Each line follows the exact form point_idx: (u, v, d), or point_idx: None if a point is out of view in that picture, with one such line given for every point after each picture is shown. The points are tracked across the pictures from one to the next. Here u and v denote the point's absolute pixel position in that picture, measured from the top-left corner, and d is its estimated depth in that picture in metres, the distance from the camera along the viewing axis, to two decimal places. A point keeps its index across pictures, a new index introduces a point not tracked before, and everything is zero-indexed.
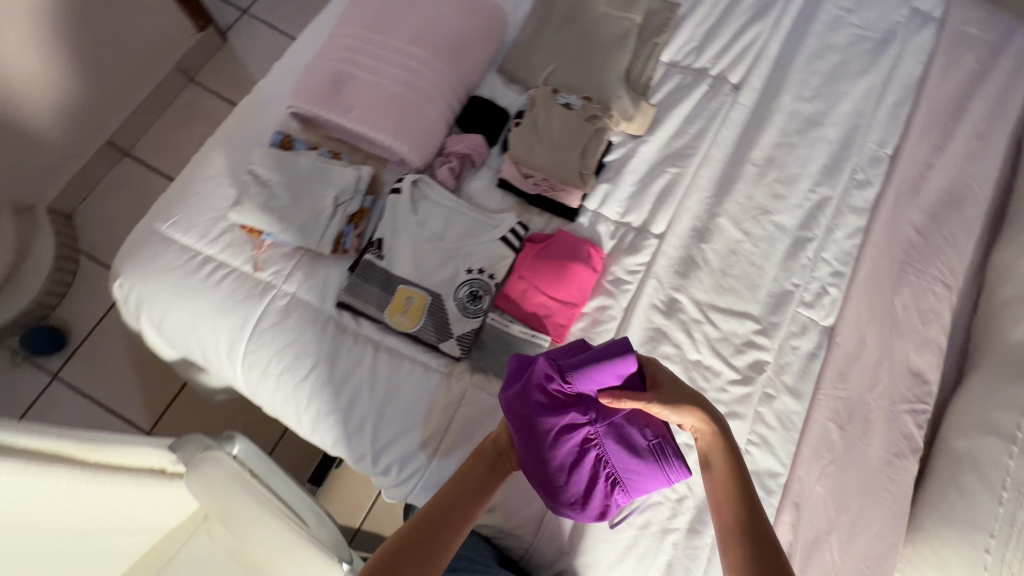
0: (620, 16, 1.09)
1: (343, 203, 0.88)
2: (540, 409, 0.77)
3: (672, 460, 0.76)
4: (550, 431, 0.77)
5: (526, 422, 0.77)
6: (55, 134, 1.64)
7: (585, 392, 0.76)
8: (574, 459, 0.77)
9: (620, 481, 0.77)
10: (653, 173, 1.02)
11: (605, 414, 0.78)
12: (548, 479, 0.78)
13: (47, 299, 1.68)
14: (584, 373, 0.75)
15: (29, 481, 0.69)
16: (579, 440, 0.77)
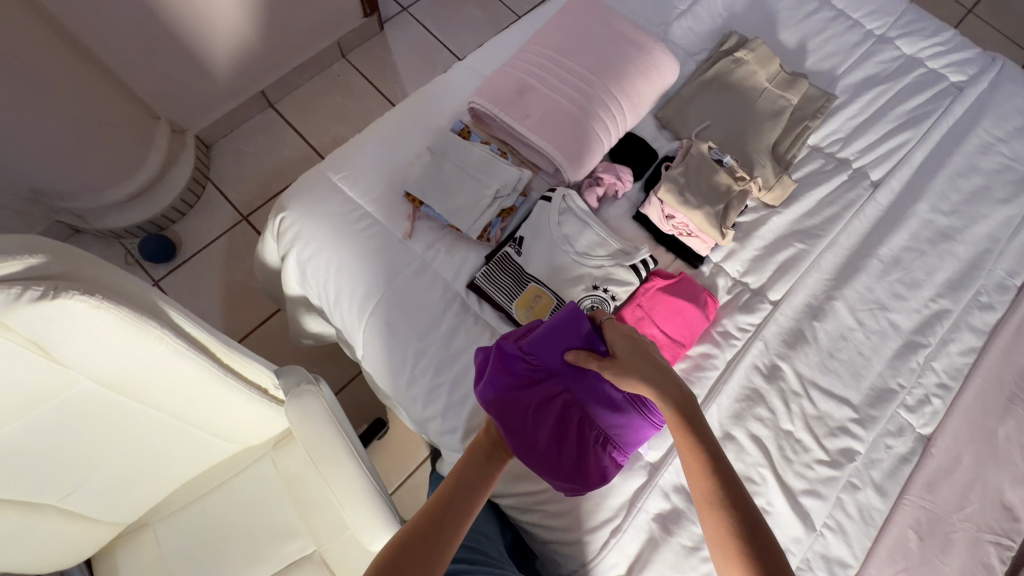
0: (778, 94, 1.16)
1: (501, 197, 0.95)
2: (514, 388, 0.83)
3: (649, 409, 0.83)
4: (534, 404, 0.83)
5: (513, 402, 0.82)
6: (224, 74, 1.81)
7: (553, 364, 0.85)
8: (559, 429, 0.84)
9: (609, 439, 0.85)
10: (779, 243, 1.06)
11: (571, 373, 0.85)
12: (545, 450, 0.83)
13: (171, 213, 1.83)
14: (547, 346, 0.84)
15: (186, 364, 0.78)
16: (558, 409, 0.84)
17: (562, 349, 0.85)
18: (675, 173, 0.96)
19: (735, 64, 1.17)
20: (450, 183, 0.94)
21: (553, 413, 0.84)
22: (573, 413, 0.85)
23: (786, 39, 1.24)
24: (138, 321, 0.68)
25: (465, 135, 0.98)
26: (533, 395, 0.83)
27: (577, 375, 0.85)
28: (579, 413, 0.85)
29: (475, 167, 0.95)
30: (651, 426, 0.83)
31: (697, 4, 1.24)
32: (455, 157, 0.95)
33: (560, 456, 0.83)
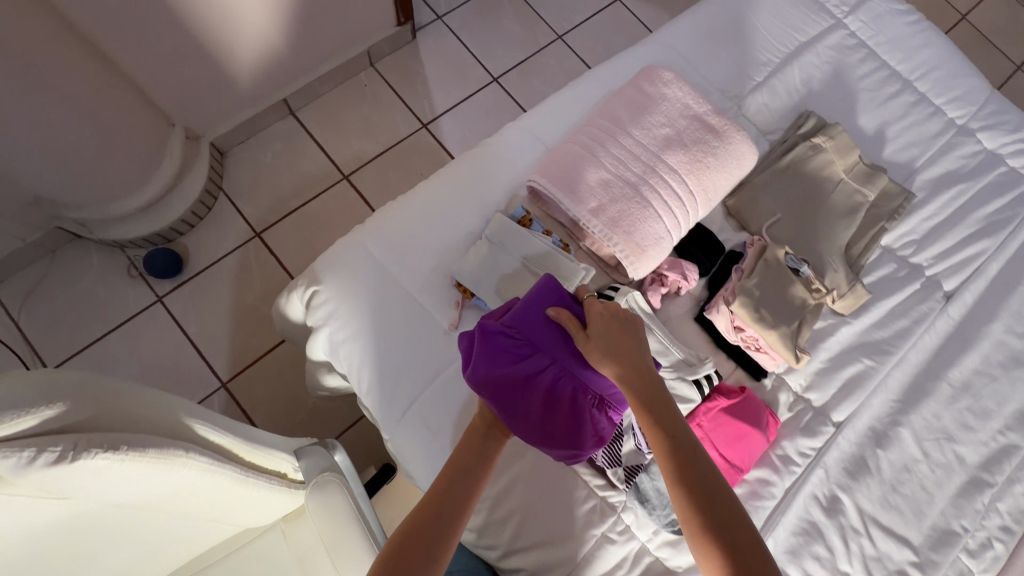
0: (855, 188, 1.08)
1: None
2: (496, 366, 0.77)
3: None
4: (518, 380, 0.76)
5: (496, 378, 0.76)
6: (245, 82, 1.65)
7: (534, 335, 0.77)
8: (552, 400, 0.77)
9: (608, 401, 0.77)
10: (846, 358, 0.99)
11: (557, 342, 0.77)
12: (536, 425, 0.76)
13: (180, 226, 1.69)
14: (525, 319, 0.77)
15: (210, 477, 0.70)
16: (545, 379, 0.77)
17: (542, 318, 0.77)
18: (751, 285, 0.89)
19: (812, 151, 1.08)
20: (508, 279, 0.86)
21: (540, 384, 0.76)
22: (562, 383, 0.77)
23: (865, 124, 1.15)
24: (165, 455, 0.60)
25: (526, 223, 0.90)
26: (516, 372, 0.76)
27: (564, 344, 0.77)
28: (571, 381, 0.77)
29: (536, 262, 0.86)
30: None
31: (774, 76, 1.15)
32: (515, 249, 0.86)
33: (553, 426, 0.77)
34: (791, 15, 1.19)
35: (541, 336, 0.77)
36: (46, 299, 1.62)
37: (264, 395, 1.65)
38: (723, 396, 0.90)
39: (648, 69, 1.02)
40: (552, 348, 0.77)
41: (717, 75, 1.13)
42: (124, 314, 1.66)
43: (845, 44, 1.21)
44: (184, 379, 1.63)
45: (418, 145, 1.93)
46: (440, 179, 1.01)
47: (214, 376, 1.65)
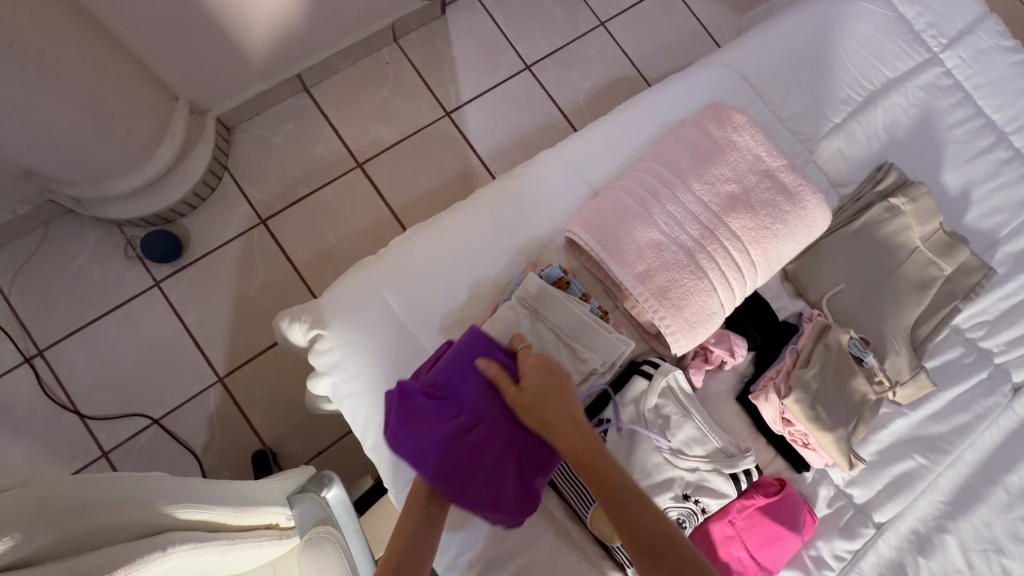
0: (931, 260, 0.95)
1: (594, 374, 0.78)
2: (425, 430, 0.68)
3: None
4: (444, 443, 0.69)
5: (419, 443, 0.68)
6: (259, 55, 1.46)
7: (460, 394, 0.70)
8: (481, 464, 0.69)
9: (535, 458, 0.73)
10: (897, 452, 0.90)
11: (486, 397, 0.71)
12: (465, 488, 0.69)
13: (179, 207, 1.50)
14: (451, 377, 0.70)
15: (195, 557, 0.62)
16: (474, 441, 0.70)
17: (472, 367, 0.71)
18: (808, 377, 0.80)
19: (888, 213, 0.95)
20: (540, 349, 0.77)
21: (468, 447, 0.69)
22: (492, 443, 0.70)
23: (949, 183, 1.03)
24: (141, 564, 0.52)
25: (562, 285, 0.81)
26: (442, 432, 0.69)
27: (493, 403, 0.71)
28: (502, 439, 0.71)
29: (571, 332, 0.78)
30: None
31: (855, 119, 1.01)
32: (549, 317, 0.77)
33: (484, 492, 0.70)
34: (881, 47, 1.04)
35: (468, 391, 0.70)
36: (43, 277, 1.46)
37: (263, 392, 1.51)
38: (760, 492, 0.82)
39: (717, 105, 0.89)
40: (479, 404, 0.71)
41: (791, 113, 0.99)
42: (111, 300, 1.48)
43: (937, 84, 1.06)
44: (181, 371, 1.48)
45: (439, 136, 1.77)
46: (467, 215, 0.89)
47: (212, 369, 1.50)
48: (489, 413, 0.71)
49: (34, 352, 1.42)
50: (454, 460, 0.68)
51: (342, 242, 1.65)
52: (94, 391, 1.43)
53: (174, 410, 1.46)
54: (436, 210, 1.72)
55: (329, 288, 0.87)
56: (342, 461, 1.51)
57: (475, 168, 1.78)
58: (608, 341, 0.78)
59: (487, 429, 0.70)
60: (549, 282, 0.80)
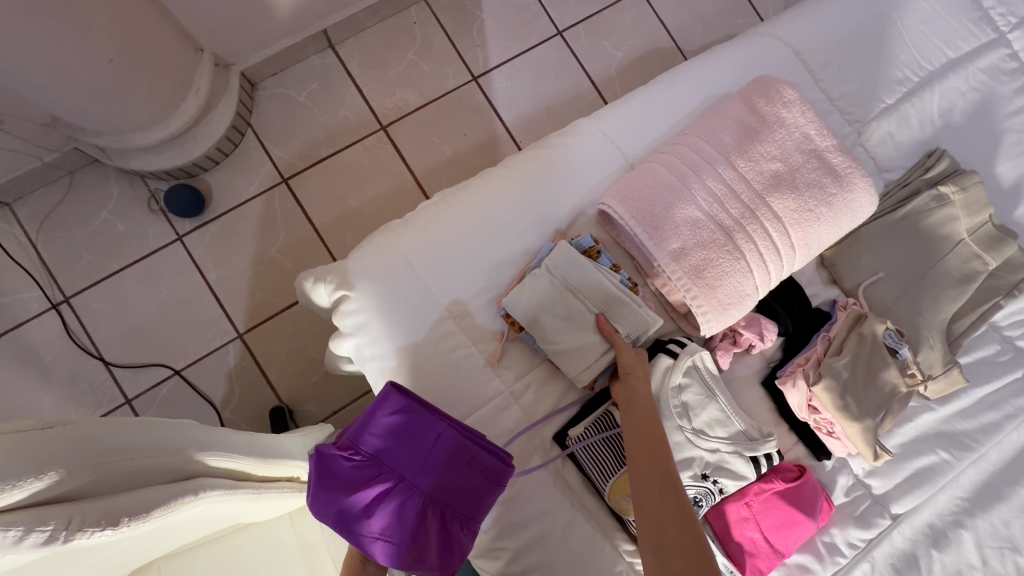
0: (976, 253, 0.92)
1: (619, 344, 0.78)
2: (344, 491, 0.68)
3: (490, 467, 0.70)
4: (367, 502, 0.68)
5: (340, 503, 0.68)
6: (286, 8, 1.43)
7: (379, 454, 0.69)
8: (403, 522, 0.68)
9: (459, 511, 0.70)
10: (920, 446, 0.89)
11: (409, 457, 0.69)
12: (390, 546, 0.68)
13: (202, 162, 1.49)
14: (370, 439, 0.69)
15: (222, 504, 0.64)
16: (393, 501, 0.68)
17: (394, 428, 0.69)
18: (840, 366, 0.79)
19: (936, 202, 0.92)
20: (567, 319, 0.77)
21: (389, 509, 0.68)
22: (413, 502, 0.69)
23: (1002, 174, 0.99)
24: (174, 508, 0.54)
25: (593, 255, 0.81)
26: (362, 494, 0.68)
27: (412, 460, 0.69)
28: (422, 497, 0.69)
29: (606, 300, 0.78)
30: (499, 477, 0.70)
31: (910, 101, 0.95)
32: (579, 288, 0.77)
33: (411, 548, 0.68)
34: (944, 26, 0.98)
35: (391, 451, 0.69)
36: (67, 226, 1.47)
37: (282, 349, 1.53)
38: (780, 477, 0.82)
39: (767, 79, 0.84)
40: (402, 463, 0.69)
41: (843, 92, 0.94)
42: (136, 251, 1.50)
43: (1000, 67, 1.00)
44: (203, 325, 1.50)
45: (464, 102, 1.73)
46: (498, 183, 0.87)
47: (232, 325, 1.52)
48: (411, 472, 0.69)
49: (61, 299, 1.45)
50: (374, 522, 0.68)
51: (364, 205, 1.63)
52: (119, 340, 1.46)
53: (195, 361, 1.49)
54: (459, 177, 1.70)
55: (357, 250, 0.86)
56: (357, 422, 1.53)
57: (500, 137, 1.74)
58: (641, 315, 0.78)
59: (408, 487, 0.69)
60: (579, 251, 0.79)
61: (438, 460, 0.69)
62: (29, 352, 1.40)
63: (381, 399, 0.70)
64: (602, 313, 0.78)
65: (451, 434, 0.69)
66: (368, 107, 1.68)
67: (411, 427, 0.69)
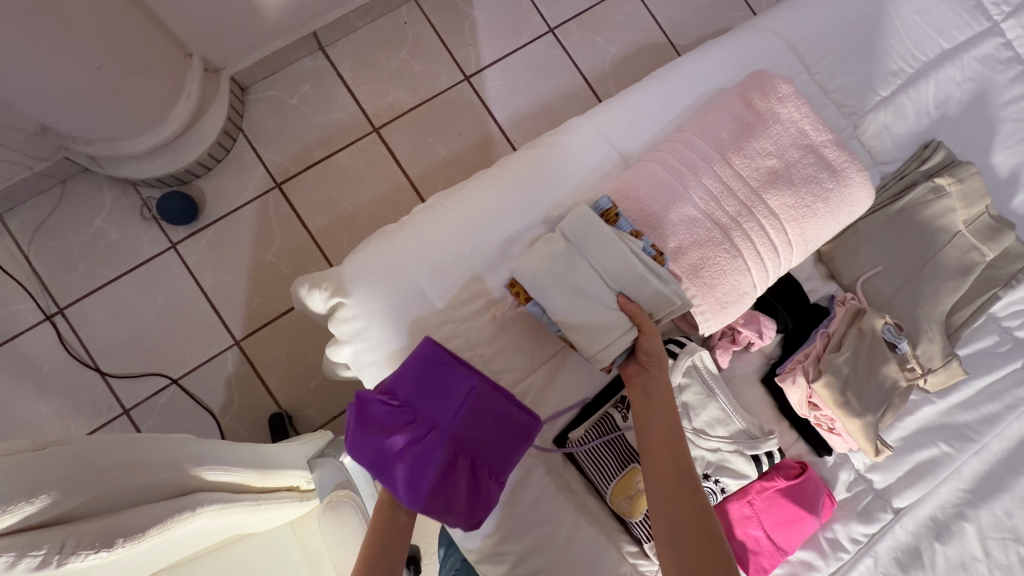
0: (973, 244, 0.92)
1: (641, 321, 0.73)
2: (379, 435, 0.68)
3: (518, 419, 0.70)
4: (397, 448, 0.68)
5: (375, 446, 0.68)
6: (275, 11, 1.41)
7: (412, 402, 0.70)
8: (433, 470, 0.67)
9: (488, 463, 0.69)
10: (921, 439, 0.89)
11: (442, 405, 0.69)
12: (416, 493, 0.67)
13: (195, 168, 1.48)
14: (405, 387, 0.70)
15: (221, 517, 0.63)
16: (425, 449, 0.68)
17: (428, 377, 0.70)
18: (840, 362, 0.78)
19: (932, 194, 0.91)
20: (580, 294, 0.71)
21: (421, 454, 0.68)
22: (443, 452, 0.68)
23: (998, 164, 0.98)
24: (170, 525, 0.53)
25: (611, 218, 0.76)
26: (396, 438, 0.68)
27: (444, 407, 0.69)
28: (453, 446, 0.68)
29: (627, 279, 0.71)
30: (528, 430, 0.70)
31: (905, 92, 0.95)
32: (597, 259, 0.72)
33: (440, 496, 0.67)
34: (939, 16, 0.97)
35: (424, 400, 0.70)
36: (59, 236, 1.46)
37: (280, 355, 1.52)
38: (781, 475, 0.81)
39: (761, 74, 0.84)
40: (435, 411, 0.69)
41: (838, 85, 0.93)
42: (129, 260, 1.49)
43: (995, 57, 0.99)
44: (200, 332, 1.49)
45: (457, 102, 1.72)
46: (492, 185, 0.86)
47: (229, 332, 1.51)
48: (443, 421, 0.69)
49: (55, 310, 1.43)
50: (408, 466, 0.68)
51: (358, 208, 1.62)
52: (115, 350, 1.45)
53: (193, 369, 1.48)
54: (454, 178, 1.69)
55: (351, 255, 0.85)
56: None
57: (494, 136, 1.73)
58: (664, 292, 0.71)
59: (438, 437, 0.68)
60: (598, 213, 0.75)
61: (468, 412, 0.69)
62: (25, 364, 1.39)
63: (417, 350, 0.71)
64: (625, 292, 0.72)
65: (482, 387, 0.69)
66: (360, 109, 1.66)
67: (445, 378, 0.70)
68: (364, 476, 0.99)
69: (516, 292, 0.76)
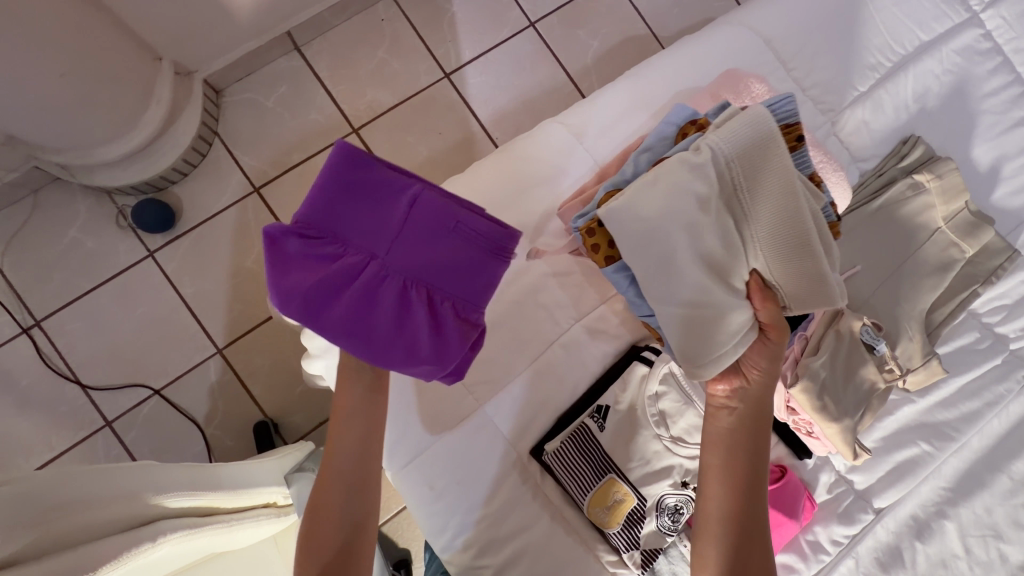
0: (952, 241, 0.91)
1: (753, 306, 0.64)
2: (314, 272, 0.63)
3: (473, 236, 0.62)
4: (337, 283, 0.63)
5: (306, 289, 0.63)
6: (246, 11, 1.37)
7: (344, 227, 0.63)
8: (379, 299, 0.63)
9: (440, 287, 0.63)
10: (901, 438, 0.88)
11: (376, 229, 0.63)
12: (370, 337, 0.64)
13: (170, 175, 1.45)
14: (333, 208, 0.62)
15: (190, 540, 0.62)
16: (366, 280, 0.63)
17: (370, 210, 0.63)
18: (817, 366, 0.77)
19: (911, 191, 0.90)
20: (710, 268, 0.61)
21: (361, 289, 0.63)
22: (387, 279, 0.63)
23: (978, 157, 0.97)
24: (123, 559, 0.53)
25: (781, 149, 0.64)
26: (333, 271, 0.63)
27: (383, 230, 0.62)
28: (398, 275, 0.63)
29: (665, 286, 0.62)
30: (487, 257, 0.63)
31: (883, 87, 0.93)
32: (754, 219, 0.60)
33: (391, 333, 0.64)
34: (917, 6, 0.95)
35: (359, 228, 0.63)
36: (33, 247, 1.43)
37: (263, 362, 1.50)
38: None
39: (735, 73, 0.82)
40: (372, 239, 0.63)
41: (816, 80, 0.91)
42: (106, 270, 1.46)
43: (974, 48, 0.98)
44: (182, 341, 1.47)
45: (437, 101, 1.69)
46: (463, 192, 0.84)
47: (211, 340, 1.49)
48: (382, 248, 0.63)
49: (31, 323, 1.41)
50: (348, 305, 0.63)
51: None
52: (95, 362, 1.42)
53: (176, 379, 1.46)
54: (435, 178, 1.66)
55: None
56: None
57: (476, 134, 1.70)
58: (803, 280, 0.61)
59: (380, 267, 0.63)
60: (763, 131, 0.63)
61: (415, 222, 0.62)
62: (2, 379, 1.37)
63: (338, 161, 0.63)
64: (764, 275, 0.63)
65: (427, 194, 0.62)
66: (338, 109, 1.63)
67: (382, 191, 0.62)
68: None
69: (597, 242, 0.68)
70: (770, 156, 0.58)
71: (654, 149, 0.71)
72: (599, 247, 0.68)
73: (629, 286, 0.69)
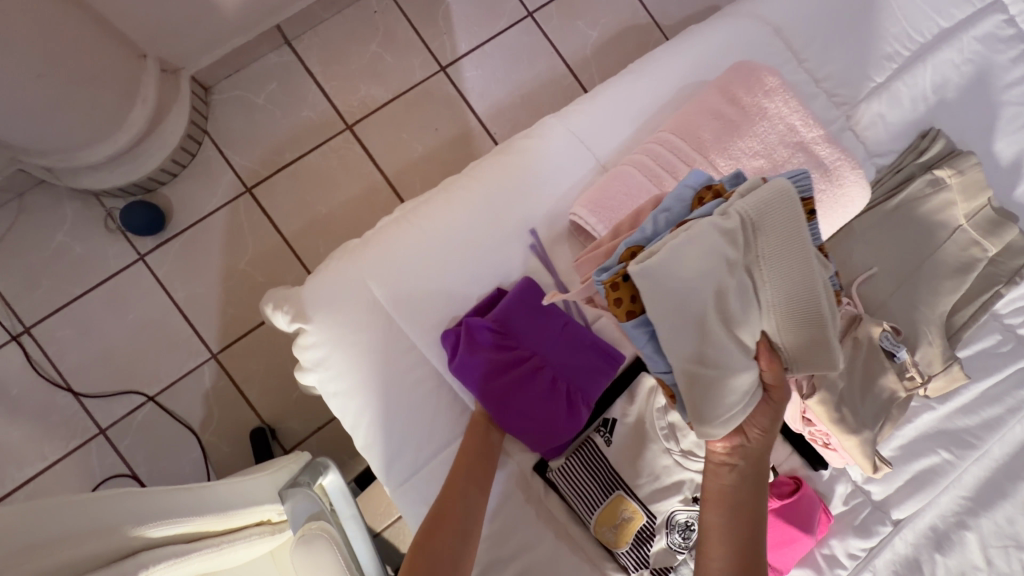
0: (974, 240, 0.86)
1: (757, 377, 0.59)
2: (488, 358, 0.71)
3: (610, 355, 0.75)
4: (506, 367, 0.72)
5: (481, 367, 0.71)
6: (232, 5, 1.32)
7: (516, 327, 0.73)
8: (540, 390, 0.72)
9: (584, 392, 0.74)
10: (919, 447, 0.85)
11: (542, 334, 0.74)
12: (522, 417, 0.72)
13: (158, 176, 1.40)
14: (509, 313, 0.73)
15: (179, 570, 0.59)
16: (530, 371, 0.73)
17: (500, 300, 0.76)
18: (834, 375, 0.73)
19: (931, 187, 0.86)
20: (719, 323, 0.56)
21: (524, 379, 0.73)
22: (545, 374, 0.73)
23: (1000, 151, 0.92)
24: None
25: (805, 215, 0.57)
26: (505, 361, 0.72)
27: (547, 335, 0.74)
28: (554, 373, 0.74)
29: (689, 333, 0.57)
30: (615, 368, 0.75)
31: (901, 78, 0.88)
32: (771, 281, 0.55)
33: (541, 418, 0.73)
34: None
35: (529, 330, 0.74)
36: (20, 252, 1.39)
37: (258, 367, 1.46)
38: (774, 494, 0.77)
39: (746, 65, 0.77)
40: (537, 340, 0.74)
41: (830, 72, 0.87)
42: (96, 275, 1.42)
43: (997, 35, 0.93)
44: (176, 347, 1.44)
45: (433, 95, 1.64)
46: (461, 196, 0.80)
47: (205, 345, 1.45)
48: (544, 348, 0.74)
49: (21, 330, 1.37)
50: (512, 389, 0.72)
51: (334, 211, 1.55)
52: (87, 370, 1.39)
53: (170, 386, 1.42)
54: (432, 176, 1.61)
55: (312, 277, 0.79)
56: (341, 438, 1.48)
57: (473, 130, 1.65)
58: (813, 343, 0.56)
59: (542, 361, 0.74)
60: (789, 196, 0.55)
61: (571, 336, 0.75)
62: None
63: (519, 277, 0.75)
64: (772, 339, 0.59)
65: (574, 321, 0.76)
66: (331, 106, 1.58)
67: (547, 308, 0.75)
68: (346, 498, 0.95)
69: (619, 296, 0.57)
70: (794, 224, 0.53)
71: (675, 211, 0.60)
72: (622, 302, 0.57)
73: (647, 342, 0.59)
